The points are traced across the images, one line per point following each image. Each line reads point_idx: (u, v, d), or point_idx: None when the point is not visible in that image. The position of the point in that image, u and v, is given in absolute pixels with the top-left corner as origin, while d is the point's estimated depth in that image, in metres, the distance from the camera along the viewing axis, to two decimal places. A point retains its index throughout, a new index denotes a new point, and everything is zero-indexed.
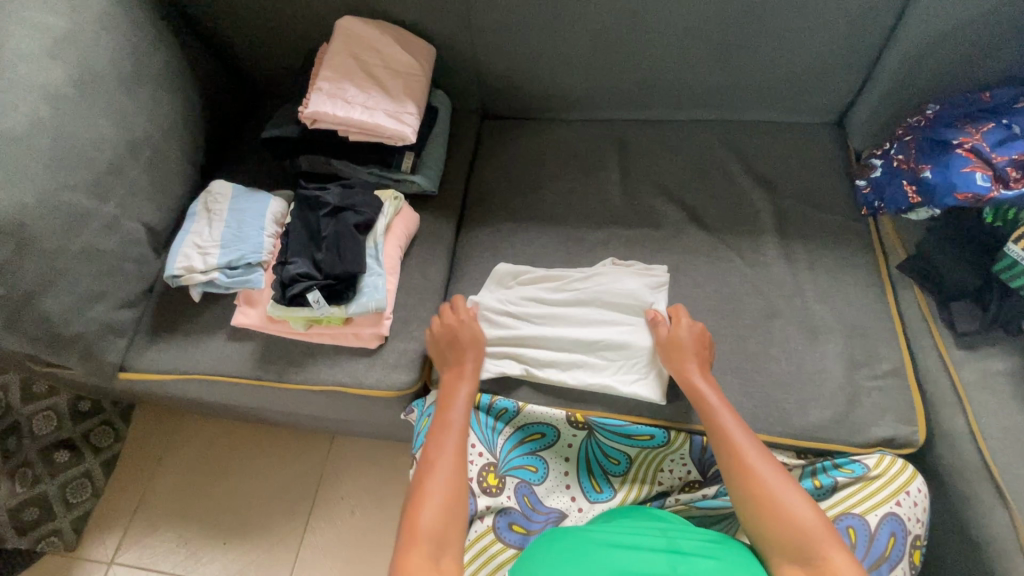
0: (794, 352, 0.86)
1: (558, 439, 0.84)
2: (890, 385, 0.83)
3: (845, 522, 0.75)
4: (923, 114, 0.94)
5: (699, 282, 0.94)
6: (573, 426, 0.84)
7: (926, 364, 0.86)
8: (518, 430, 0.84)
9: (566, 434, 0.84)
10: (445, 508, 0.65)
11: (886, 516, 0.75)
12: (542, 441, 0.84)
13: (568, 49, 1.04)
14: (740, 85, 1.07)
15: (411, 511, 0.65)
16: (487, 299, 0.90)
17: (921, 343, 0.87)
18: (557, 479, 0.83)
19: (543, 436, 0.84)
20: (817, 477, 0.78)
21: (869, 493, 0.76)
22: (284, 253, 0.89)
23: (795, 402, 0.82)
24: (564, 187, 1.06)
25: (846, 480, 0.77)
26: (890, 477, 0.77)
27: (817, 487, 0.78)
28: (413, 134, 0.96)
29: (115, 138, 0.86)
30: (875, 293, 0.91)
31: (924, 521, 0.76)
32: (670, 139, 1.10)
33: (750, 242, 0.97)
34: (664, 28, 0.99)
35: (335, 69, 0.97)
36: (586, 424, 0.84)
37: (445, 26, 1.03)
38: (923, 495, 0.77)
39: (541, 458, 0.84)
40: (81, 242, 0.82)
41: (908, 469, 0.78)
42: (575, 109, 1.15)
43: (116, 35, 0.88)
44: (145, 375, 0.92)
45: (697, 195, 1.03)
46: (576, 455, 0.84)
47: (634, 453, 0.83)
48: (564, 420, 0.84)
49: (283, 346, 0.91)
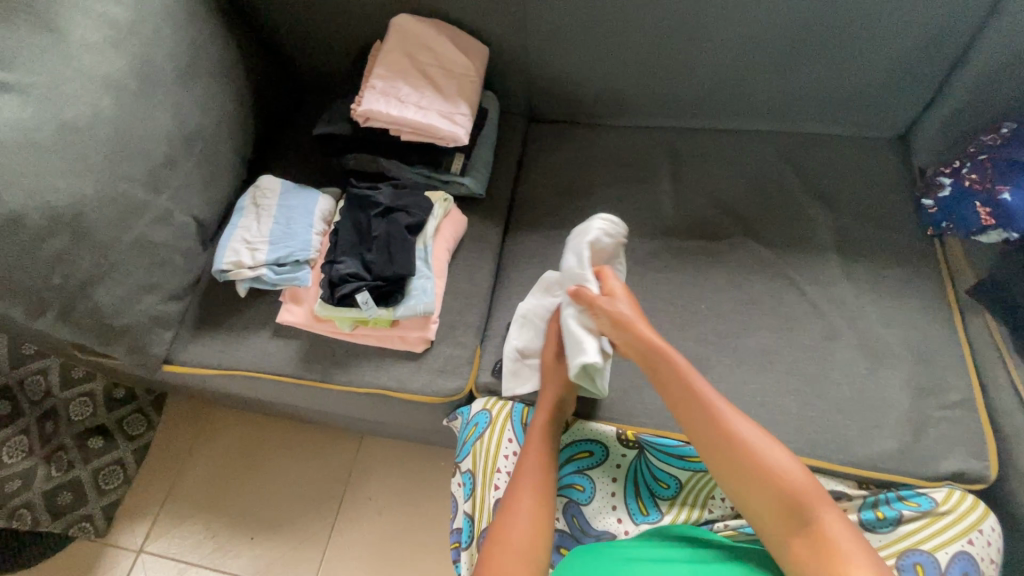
0: (856, 378, 0.84)
1: (606, 458, 0.82)
2: (958, 417, 0.81)
3: (913, 558, 0.71)
4: (998, 131, 0.89)
5: (756, 299, 0.91)
6: (624, 445, 0.82)
7: (998, 396, 0.82)
8: (566, 447, 0.83)
9: (615, 453, 0.82)
10: (532, 514, 0.71)
11: (958, 555, 0.71)
12: (590, 459, 0.82)
13: (625, 54, 1.01)
14: (802, 96, 1.03)
15: (500, 519, 0.71)
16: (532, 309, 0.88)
17: (992, 372, 0.83)
18: (603, 498, 0.80)
19: (591, 454, 0.82)
20: (881, 509, 0.75)
21: (938, 529, 0.73)
22: (332, 252, 0.88)
23: (858, 432, 0.81)
24: (615, 194, 1.04)
25: (912, 514, 0.73)
26: (959, 514, 0.73)
27: (879, 519, 0.74)
28: (465, 135, 0.95)
29: (171, 132, 0.86)
30: (941, 318, 0.88)
31: (997, 562, 0.72)
32: (726, 149, 1.07)
33: (808, 259, 0.94)
34: (727, 36, 0.96)
35: (389, 67, 0.96)
36: (637, 442, 0.82)
37: (500, 28, 1.01)
38: (996, 534, 0.73)
39: (588, 477, 0.81)
40: (134, 234, 0.82)
41: (981, 507, 0.74)
42: (627, 115, 1.12)
43: (175, 27, 0.88)
44: (189, 369, 0.91)
45: (754, 208, 1.00)
46: (625, 475, 0.81)
47: (686, 476, 0.80)
48: (614, 437, 0.83)
49: (327, 346, 0.90)
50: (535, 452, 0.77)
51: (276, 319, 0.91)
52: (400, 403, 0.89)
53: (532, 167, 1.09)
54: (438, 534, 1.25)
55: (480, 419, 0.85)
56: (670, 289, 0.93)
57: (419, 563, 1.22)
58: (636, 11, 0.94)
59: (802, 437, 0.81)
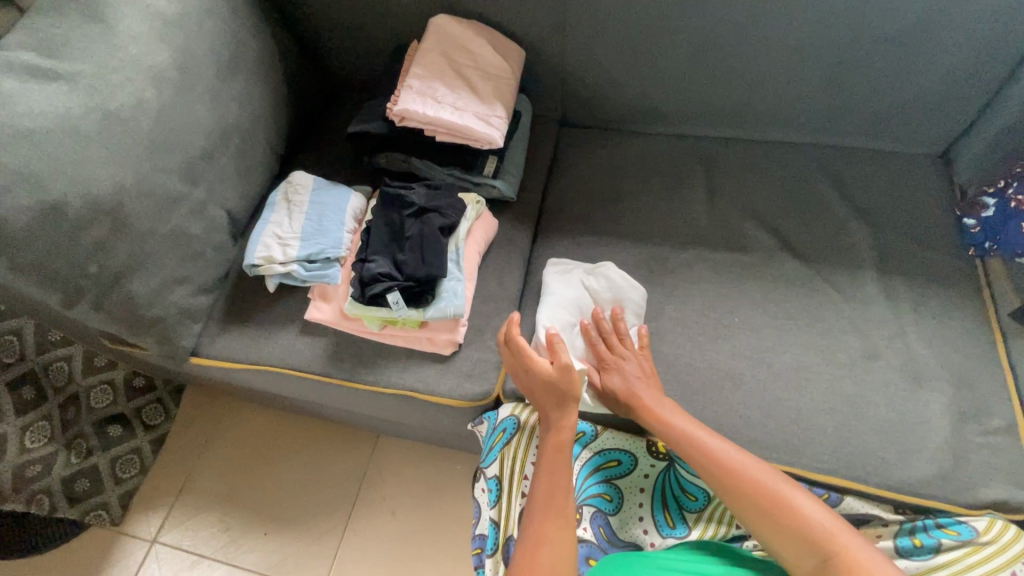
0: (895, 400, 0.82)
1: (634, 468, 0.81)
2: (1001, 443, 0.78)
3: None
4: None
5: (791, 314, 0.89)
6: (652, 454, 0.81)
7: None
8: (594, 455, 0.82)
9: (643, 464, 0.81)
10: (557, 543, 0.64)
11: None
12: (617, 468, 0.81)
13: (663, 62, 1.00)
14: (842, 110, 1.01)
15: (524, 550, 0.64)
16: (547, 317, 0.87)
17: None
18: (630, 509, 0.79)
19: (618, 464, 0.81)
20: (918, 536, 0.73)
21: (979, 560, 0.70)
22: (364, 250, 0.88)
23: (897, 455, 0.79)
24: (648, 202, 1.02)
25: (952, 543, 0.71)
26: (1002, 545, 0.71)
27: (917, 546, 0.72)
28: (500, 138, 0.94)
29: (209, 124, 0.86)
30: (983, 341, 0.86)
31: None
32: (762, 161, 1.05)
33: (845, 276, 0.92)
34: (770, 46, 0.94)
35: (426, 68, 0.96)
36: (667, 454, 0.81)
37: (539, 31, 1.00)
38: None
39: (615, 487, 0.80)
40: (170, 226, 0.82)
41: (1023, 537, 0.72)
42: (661, 123, 1.11)
43: (218, 21, 0.88)
44: (215, 362, 0.91)
45: (790, 221, 0.98)
46: (652, 487, 0.79)
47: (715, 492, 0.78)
48: (642, 447, 0.81)
49: (354, 345, 0.90)
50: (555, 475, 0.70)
51: (304, 316, 0.91)
52: (425, 405, 0.88)
53: (564, 172, 1.08)
54: (452, 538, 1.24)
55: (508, 425, 0.83)
56: (703, 301, 0.92)
57: (433, 567, 1.21)
58: (677, 18, 0.93)
59: (838, 456, 0.79)
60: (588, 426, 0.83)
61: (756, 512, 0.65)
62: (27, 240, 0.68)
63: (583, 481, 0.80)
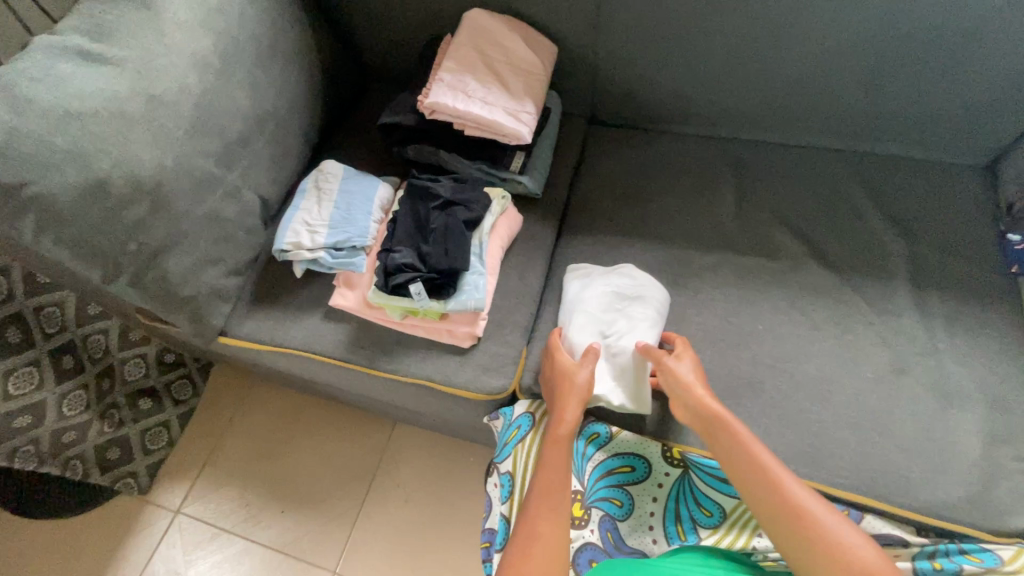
0: (922, 417, 0.79)
1: (648, 475, 0.80)
2: None
3: None
4: None
5: (817, 324, 0.87)
6: (668, 461, 0.80)
7: None
8: (608, 459, 0.81)
9: (657, 471, 0.80)
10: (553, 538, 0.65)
11: None
12: (631, 474, 0.80)
13: (698, 60, 0.98)
14: (883, 115, 0.98)
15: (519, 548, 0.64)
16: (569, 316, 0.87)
17: None
18: (641, 517, 0.78)
19: (632, 469, 0.80)
20: (938, 559, 0.71)
21: None
22: (389, 240, 0.89)
23: (921, 474, 0.76)
24: (674, 203, 1.01)
25: (974, 570, 0.68)
26: None
27: (936, 570, 0.70)
28: (529, 134, 0.94)
29: (246, 111, 0.88)
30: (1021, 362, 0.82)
31: None
32: (795, 166, 1.03)
33: (876, 287, 0.89)
34: (810, 46, 0.92)
35: (458, 61, 0.96)
36: (682, 462, 0.80)
37: (572, 27, 1.00)
38: None
39: (627, 493, 0.79)
40: (205, 208, 0.84)
41: None
42: (692, 124, 1.09)
43: (258, 10, 0.90)
44: (242, 343, 0.94)
45: (821, 229, 0.95)
46: (665, 495, 0.79)
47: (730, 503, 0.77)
48: (657, 454, 0.80)
49: (376, 333, 0.91)
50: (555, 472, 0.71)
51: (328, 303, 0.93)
52: (442, 396, 0.90)
53: (591, 170, 1.08)
54: (463, 529, 1.26)
55: (523, 422, 0.84)
56: (727, 306, 0.90)
57: (441, 556, 1.23)
58: (715, 16, 0.92)
59: (859, 472, 0.77)
60: (603, 428, 0.82)
61: (785, 530, 0.62)
62: (73, 217, 0.71)
63: (595, 483, 0.80)
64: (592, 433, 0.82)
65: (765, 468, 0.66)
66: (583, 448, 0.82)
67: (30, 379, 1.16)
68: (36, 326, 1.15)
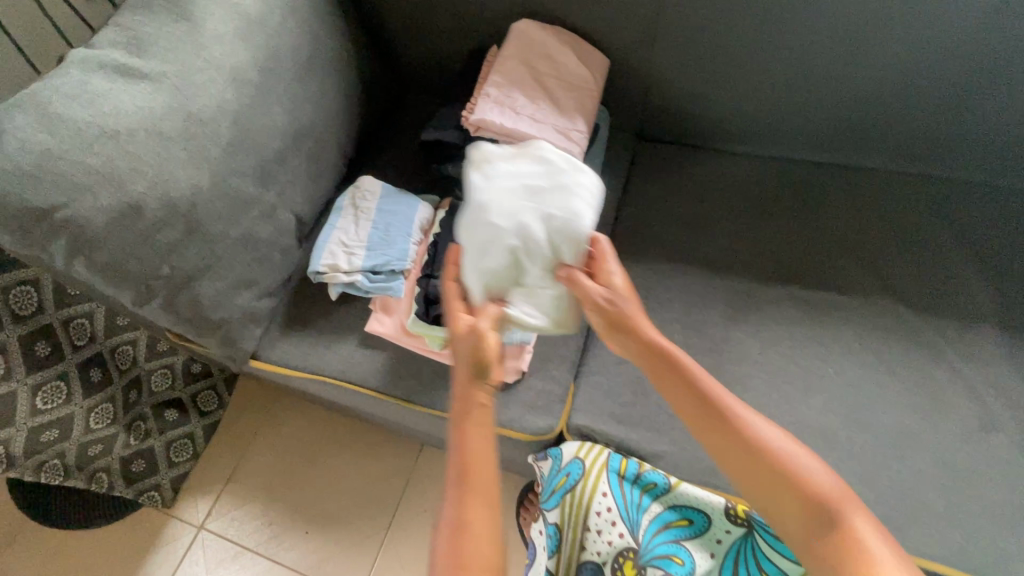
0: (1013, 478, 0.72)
1: (708, 532, 0.73)
2: None
3: None
4: None
5: (893, 369, 0.80)
6: (731, 518, 0.73)
7: None
8: (664, 511, 0.74)
9: (718, 528, 0.73)
10: None
11: None
12: (689, 529, 0.73)
13: (763, 76, 0.91)
14: (968, 136, 0.90)
15: None
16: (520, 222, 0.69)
17: None
18: None
19: (690, 524, 0.74)
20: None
21: None
22: (431, 265, 0.85)
23: (1014, 543, 0.69)
24: (732, 229, 0.94)
25: None
26: None
27: None
28: (580, 155, 0.88)
29: (284, 127, 0.84)
30: None
31: None
32: (864, 191, 0.95)
33: (957, 329, 0.82)
34: (892, 61, 0.84)
35: (505, 75, 0.91)
36: (747, 520, 0.72)
37: (627, 41, 0.93)
38: None
39: (685, 551, 0.72)
40: (241, 229, 0.80)
41: None
42: (750, 142, 1.02)
43: (298, 21, 0.86)
44: (274, 368, 0.90)
45: (894, 262, 0.88)
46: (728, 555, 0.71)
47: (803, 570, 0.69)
48: (719, 509, 0.74)
49: (414, 363, 0.86)
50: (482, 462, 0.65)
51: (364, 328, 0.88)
52: None
53: (640, 191, 1.01)
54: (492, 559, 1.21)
55: (573, 468, 0.78)
56: (792, 346, 0.83)
57: None
58: (785, 29, 0.84)
59: (944, 540, 0.70)
60: (661, 477, 0.76)
61: (763, 477, 0.58)
62: (105, 241, 0.67)
63: (652, 539, 0.73)
64: (649, 483, 0.75)
65: (732, 412, 0.62)
66: (638, 498, 0.75)
67: (58, 391, 1.11)
68: (65, 339, 1.11)
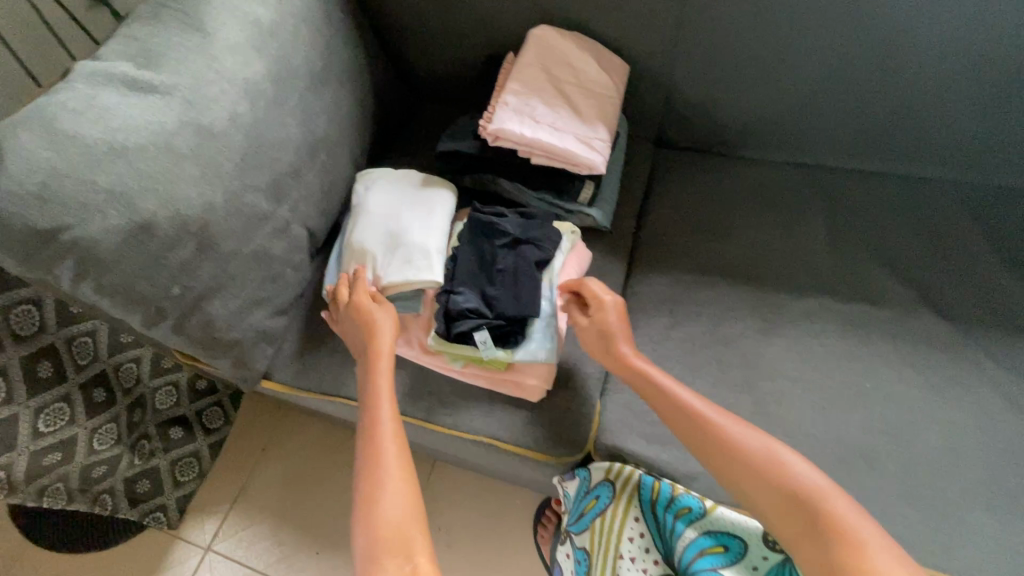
0: None
1: (744, 558, 0.67)
2: None
3: None
4: None
5: (933, 383, 0.77)
6: (769, 543, 0.66)
7: None
8: (698, 537, 0.69)
9: (756, 553, 0.67)
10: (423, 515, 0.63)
11: None
12: (725, 555, 0.67)
13: (789, 82, 0.89)
14: (1001, 141, 0.87)
15: None
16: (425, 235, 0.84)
17: None
18: None
19: (726, 550, 0.68)
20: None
21: None
22: (450, 281, 0.81)
23: None
24: (758, 239, 0.91)
25: None
26: None
27: None
28: (603, 164, 0.86)
29: (298, 139, 0.81)
30: None
31: None
32: (893, 198, 0.92)
33: (996, 341, 0.79)
34: (925, 65, 0.82)
35: (524, 83, 0.88)
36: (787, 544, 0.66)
37: (650, 47, 0.91)
38: None
39: None
40: (253, 246, 0.77)
41: None
42: (774, 149, 0.99)
43: (313, 29, 0.83)
44: (288, 388, 0.87)
45: (928, 271, 0.85)
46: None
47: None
48: (757, 533, 0.68)
49: (434, 383, 0.83)
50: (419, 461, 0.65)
51: None
52: (507, 455, 0.81)
53: (663, 200, 0.98)
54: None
55: (602, 492, 0.75)
56: (828, 360, 0.80)
57: None
58: (814, 33, 0.82)
59: (993, 561, 0.67)
60: (695, 501, 0.70)
61: (784, 515, 0.57)
62: (114, 261, 0.64)
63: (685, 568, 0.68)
64: (683, 508, 0.70)
65: (739, 447, 0.61)
66: (670, 523, 0.70)
67: (62, 415, 1.04)
68: (68, 360, 1.02)
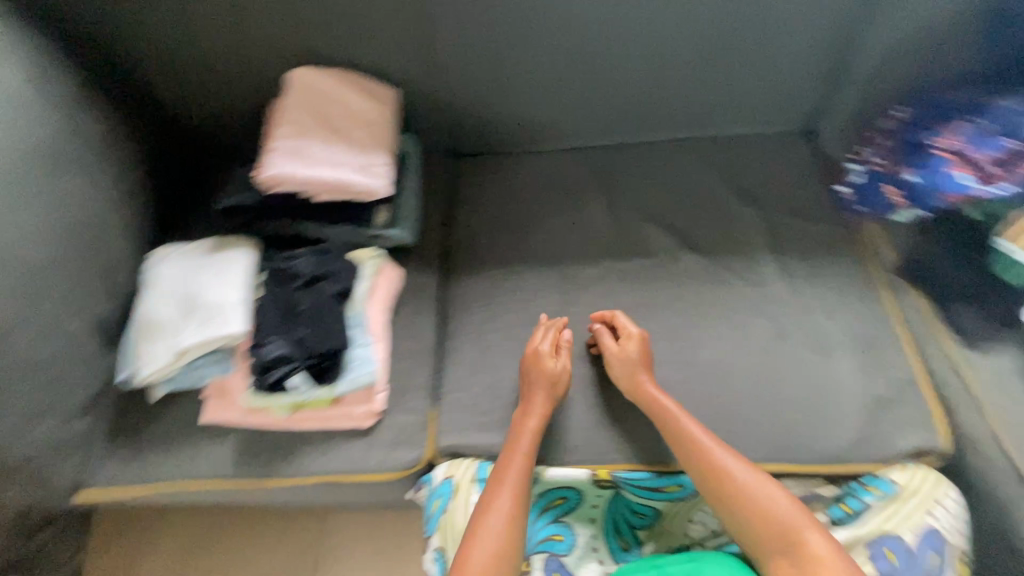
0: (811, 372, 0.85)
1: (580, 502, 0.80)
2: (910, 395, 0.84)
3: (885, 544, 0.75)
4: (896, 118, 0.96)
5: (702, 308, 0.91)
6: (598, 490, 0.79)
7: (939, 369, 0.86)
8: (539, 499, 0.79)
9: (590, 496, 0.80)
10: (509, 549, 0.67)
11: (924, 532, 0.75)
12: (564, 506, 0.79)
13: (538, 79, 1.00)
14: (718, 100, 1.05)
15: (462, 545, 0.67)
16: (216, 289, 0.83)
17: (930, 349, 0.88)
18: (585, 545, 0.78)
19: (564, 501, 0.80)
20: (847, 501, 0.80)
21: (900, 511, 0.77)
22: (256, 335, 0.80)
23: (824, 429, 0.82)
24: (549, 224, 1.01)
25: (876, 501, 0.78)
26: (917, 491, 0.78)
27: (848, 514, 0.79)
28: (386, 187, 0.90)
29: (46, 230, 0.75)
30: (875, 299, 0.92)
31: (962, 532, 0.77)
32: (648, 162, 1.07)
33: (747, 262, 0.95)
34: (638, 47, 0.96)
35: (291, 125, 0.90)
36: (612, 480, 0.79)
37: (408, 65, 0.97)
38: (959, 507, 0.78)
39: (566, 526, 0.79)
40: (14, 356, 0.70)
41: (931, 479, 0.79)
42: (549, 139, 1.10)
43: (35, 104, 0.76)
44: (105, 494, 0.80)
45: (688, 218, 1.00)
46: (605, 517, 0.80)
47: (663, 505, 0.79)
48: (586, 479, 0.78)
49: (265, 439, 0.82)
50: (510, 488, 0.71)
51: (200, 419, 0.81)
52: (357, 486, 0.82)
53: (462, 205, 1.05)
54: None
55: (444, 489, 0.80)
56: (620, 313, 0.92)
57: None
58: (541, 34, 0.93)
59: (774, 443, 0.81)
60: (530, 471, 0.79)
61: (757, 531, 0.67)
62: None
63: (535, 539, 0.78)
64: None
65: (716, 468, 0.71)
66: None
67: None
68: None
